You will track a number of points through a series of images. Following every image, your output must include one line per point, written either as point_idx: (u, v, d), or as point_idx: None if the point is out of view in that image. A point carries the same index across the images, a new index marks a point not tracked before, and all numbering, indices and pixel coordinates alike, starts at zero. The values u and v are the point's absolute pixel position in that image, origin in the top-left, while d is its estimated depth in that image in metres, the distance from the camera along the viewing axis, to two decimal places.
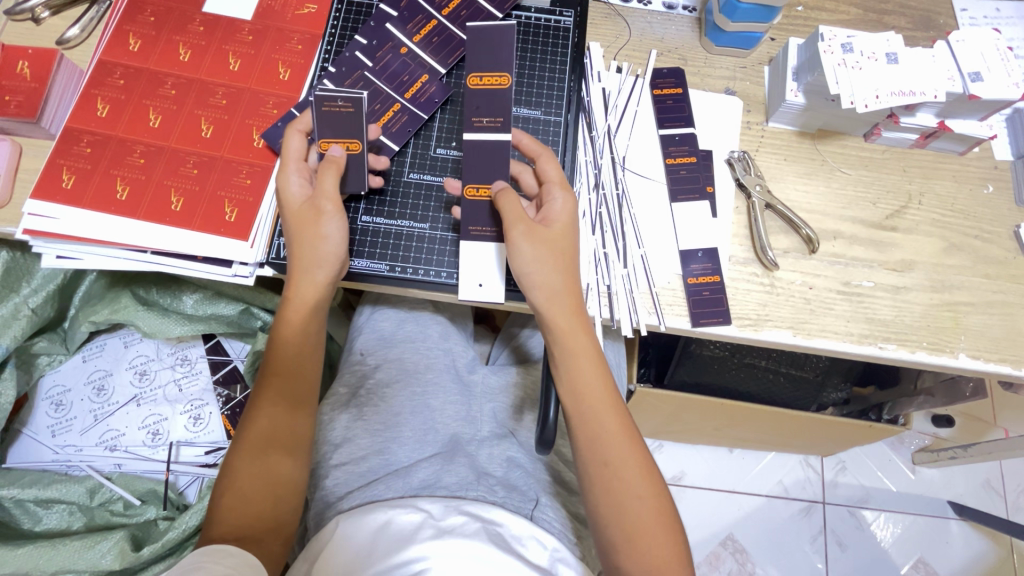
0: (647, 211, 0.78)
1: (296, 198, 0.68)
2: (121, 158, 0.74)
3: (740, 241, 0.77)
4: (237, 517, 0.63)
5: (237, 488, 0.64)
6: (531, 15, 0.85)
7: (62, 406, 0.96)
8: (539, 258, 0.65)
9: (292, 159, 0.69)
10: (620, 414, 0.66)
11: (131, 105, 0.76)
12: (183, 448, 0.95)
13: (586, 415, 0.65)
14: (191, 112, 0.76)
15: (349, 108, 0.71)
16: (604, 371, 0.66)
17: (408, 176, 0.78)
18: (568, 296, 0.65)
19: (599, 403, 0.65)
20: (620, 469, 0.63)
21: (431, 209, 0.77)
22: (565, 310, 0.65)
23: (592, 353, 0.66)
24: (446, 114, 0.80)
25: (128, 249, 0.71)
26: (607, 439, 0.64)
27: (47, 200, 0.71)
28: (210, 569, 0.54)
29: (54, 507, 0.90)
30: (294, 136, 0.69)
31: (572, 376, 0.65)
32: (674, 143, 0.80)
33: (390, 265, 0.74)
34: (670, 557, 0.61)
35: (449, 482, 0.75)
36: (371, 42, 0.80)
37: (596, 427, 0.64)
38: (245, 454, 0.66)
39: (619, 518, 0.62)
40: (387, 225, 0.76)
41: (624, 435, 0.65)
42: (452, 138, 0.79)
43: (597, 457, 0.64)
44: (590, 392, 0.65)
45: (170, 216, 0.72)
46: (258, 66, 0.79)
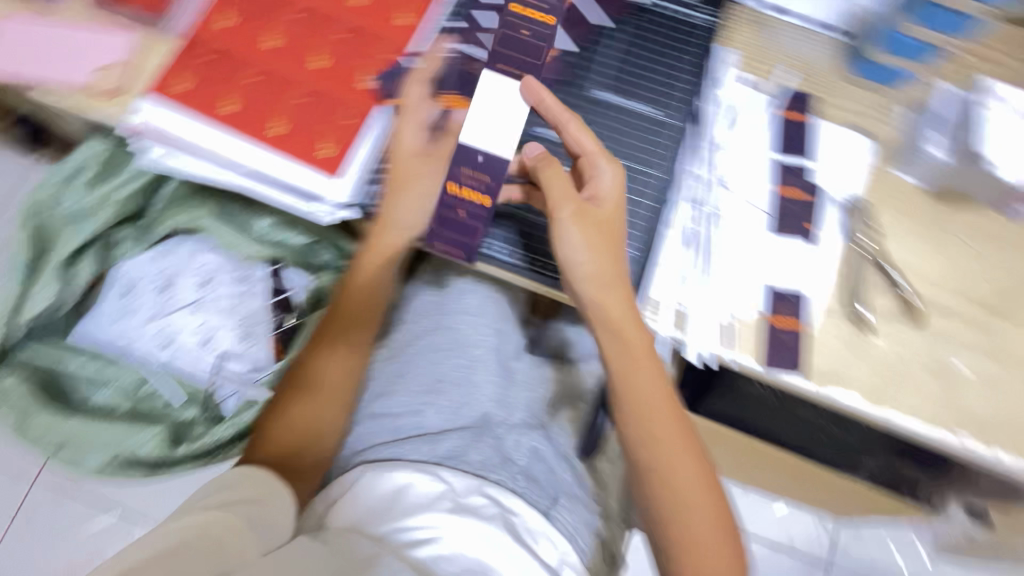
0: (743, 239, 0.73)
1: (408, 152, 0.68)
2: (232, 73, 0.74)
3: (834, 292, 0.71)
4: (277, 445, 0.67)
5: (287, 421, 0.68)
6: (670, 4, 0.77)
7: (128, 294, 0.98)
8: (586, 245, 0.63)
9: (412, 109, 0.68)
10: (674, 415, 0.65)
11: (253, 22, 0.76)
12: (229, 361, 0.98)
13: (641, 418, 0.64)
14: (308, 42, 0.76)
15: (490, 71, 0.71)
16: (659, 375, 0.65)
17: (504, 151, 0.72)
18: (619, 291, 0.64)
19: (654, 406, 0.64)
20: (675, 470, 0.63)
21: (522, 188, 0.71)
22: (623, 311, 0.64)
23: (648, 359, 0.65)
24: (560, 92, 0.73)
25: (221, 164, 0.73)
26: (661, 441, 0.64)
27: (161, 101, 0.73)
28: (238, 493, 0.58)
29: (105, 386, 0.96)
30: (417, 85, 0.68)
31: (622, 380, 0.64)
32: (785, 172, 0.74)
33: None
34: (725, 558, 0.62)
35: (474, 459, 0.75)
36: (501, 1, 0.75)
37: (651, 429, 0.64)
38: (299, 387, 0.70)
39: (674, 519, 0.62)
40: None
41: (679, 438, 0.64)
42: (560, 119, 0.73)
43: (651, 460, 0.63)
44: (645, 397, 0.64)
45: (270, 141, 0.72)
46: (379, 7, 0.77)
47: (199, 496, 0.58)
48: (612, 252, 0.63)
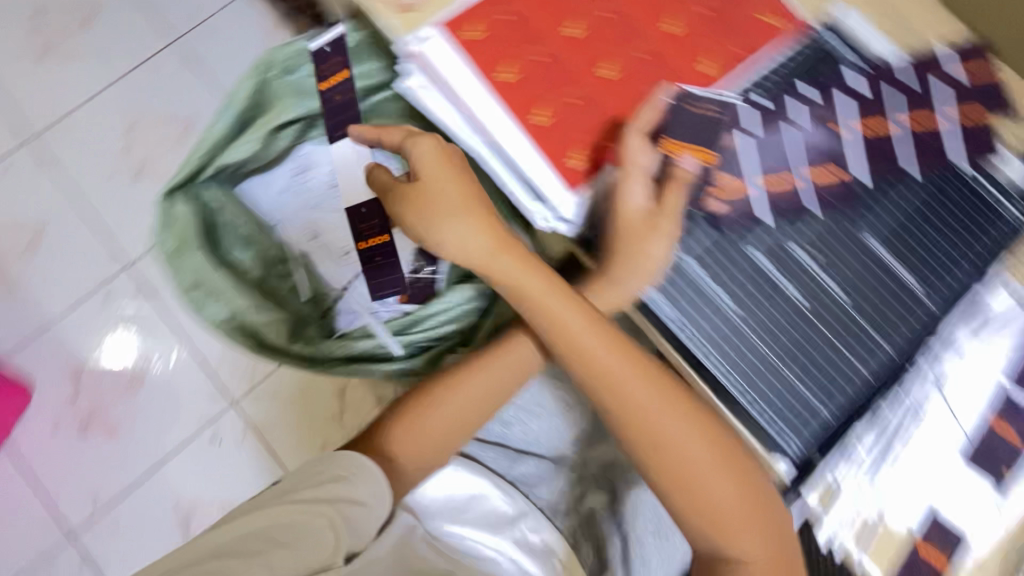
0: (931, 447, 0.67)
1: (635, 208, 0.66)
2: (523, 44, 0.72)
3: (991, 551, 0.65)
4: (405, 439, 0.68)
5: (416, 419, 0.69)
6: (983, 182, 0.68)
7: (302, 174, 0.97)
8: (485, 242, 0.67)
9: (635, 165, 0.66)
10: (709, 442, 0.61)
11: (565, 2, 0.73)
12: (360, 282, 0.97)
13: (667, 453, 0.61)
14: (606, 46, 0.72)
15: (717, 112, 0.68)
16: (618, 346, 0.64)
17: (750, 252, 0.64)
18: (593, 331, 0.64)
19: (680, 433, 0.61)
20: (716, 501, 0.60)
21: (752, 299, 0.63)
22: (617, 348, 0.64)
23: (659, 391, 0.62)
24: (832, 219, 0.65)
25: (475, 126, 0.71)
26: (693, 467, 0.61)
27: (448, 38, 0.72)
28: (337, 475, 0.61)
29: (249, 250, 0.98)
30: (637, 139, 0.66)
31: (628, 405, 0.62)
32: (1014, 411, 0.67)
33: (682, 326, 0.63)
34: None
35: (542, 494, 0.87)
36: (817, 99, 0.68)
37: (682, 459, 0.61)
38: (433, 401, 0.70)
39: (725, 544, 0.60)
40: (699, 279, 0.64)
41: (715, 462, 0.60)
42: (820, 246, 0.64)
43: (688, 490, 0.61)
44: (669, 429, 0.61)
45: (527, 126, 0.70)
46: (694, 43, 0.72)
47: (296, 479, 0.62)
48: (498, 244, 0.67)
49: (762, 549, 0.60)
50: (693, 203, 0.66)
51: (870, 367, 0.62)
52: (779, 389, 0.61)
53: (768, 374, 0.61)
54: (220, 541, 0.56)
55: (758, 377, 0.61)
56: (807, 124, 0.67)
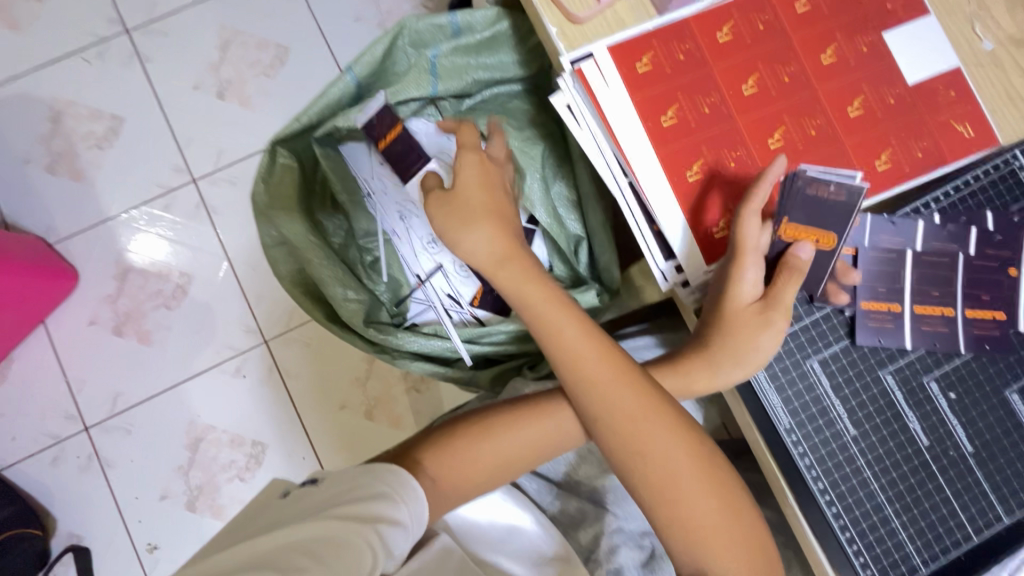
0: None
1: (744, 300, 0.58)
2: (691, 89, 0.67)
3: None
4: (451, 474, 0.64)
5: (463, 458, 0.65)
6: None
7: None
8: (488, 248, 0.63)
9: (750, 253, 0.58)
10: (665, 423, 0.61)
11: (747, 53, 0.67)
12: (437, 276, 0.94)
13: (654, 472, 0.60)
14: (780, 112, 0.66)
15: (841, 196, 0.57)
16: (608, 355, 0.62)
17: (883, 375, 0.60)
18: (595, 348, 0.62)
19: (663, 442, 0.60)
20: (702, 519, 0.59)
21: (871, 425, 0.60)
22: (615, 359, 0.62)
23: (641, 399, 0.61)
24: (979, 363, 0.60)
25: (621, 165, 0.67)
26: (678, 481, 0.60)
27: (614, 63, 0.67)
28: (383, 497, 0.57)
29: (338, 217, 0.97)
30: (754, 225, 0.57)
31: (612, 415, 0.61)
32: None
33: (792, 432, 0.59)
34: None
35: (580, 538, 0.82)
36: (996, 234, 0.61)
37: (666, 475, 0.60)
38: (486, 439, 0.66)
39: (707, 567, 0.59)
40: (822, 390, 0.60)
41: (698, 471, 0.60)
42: (958, 387, 0.60)
43: (674, 511, 0.60)
44: (653, 442, 0.60)
45: (675, 180, 0.66)
46: (873, 132, 0.66)
47: (337, 489, 0.58)
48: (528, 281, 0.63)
49: (744, 564, 0.59)
50: (813, 289, 0.60)
51: (977, 524, 0.58)
52: (877, 525, 0.58)
53: (868, 504, 0.59)
54: (257, 548, 0.53)
55: (860, 510, 0.59)
56: (975, 256, 0.61)
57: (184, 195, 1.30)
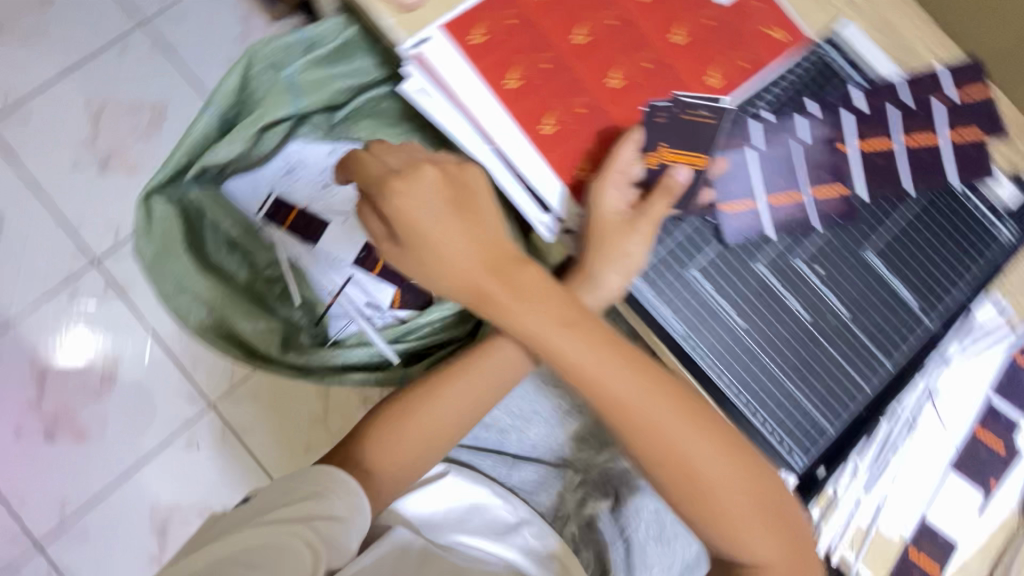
0: (924, 460, 0.69)
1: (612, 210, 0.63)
2: (527, 49, 0.70)
3: (978, 557, 0.68)
4: (379, 451, 0.65)
5: (385, 442, 0.65)
6: (983, 200, 0.69)
7: (291, 175, 0.99)
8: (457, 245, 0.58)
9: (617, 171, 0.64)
10: (697, 427, 0.54)
11: (570, 5, 0.71)
12: (350, 289, 0.96)
13: (689, 481, 0.54)
14: (613, 52, 0.71)
15: (711, 118, 0.66)
16: (635, 367, 0.54)
17: (755, 267, 0.65)
18: (598, 349, 0.54)
19: (694, 447, 0.54)
20: (743, 522, 0.54)
21: (756, 312, 0.64)
22: (623, 359, 0.54)
23: (667, 406, 0.54)
24: (833, 234, 0.66)
25: (480, 132, 0.69)
26: (715, 486, 0.54)
27: (450, 43, 0.70)
28: (322, 508, 0.57)
29: (236, 254, 0.94)
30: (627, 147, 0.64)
31: (635, 426, 0.54)
32: (992, 418, 0.70)
33: (685, 333, 0.63)
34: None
35: (541, 501, 0.84)
36: (820, 117, 0.68)
37: (701, 482, 0.54)
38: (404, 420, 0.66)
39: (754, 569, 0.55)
40: (705, 294, 0.64)
41: (737, 471, 0.55)
42: (821, 260, 0.66)
43: (714, 519, 0.54)
44: (684, 449, 0.54)
45: (532, 136, 0.69)
46: (699, 53, 0.71)
47: (272, 498, 0.58)
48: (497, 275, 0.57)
49: (791, 560, 0.55)
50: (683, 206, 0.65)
51: (871, 379, 0.64)
52: (784, 402, 0.63)
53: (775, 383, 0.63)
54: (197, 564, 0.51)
55: (767, 393, 0.63)
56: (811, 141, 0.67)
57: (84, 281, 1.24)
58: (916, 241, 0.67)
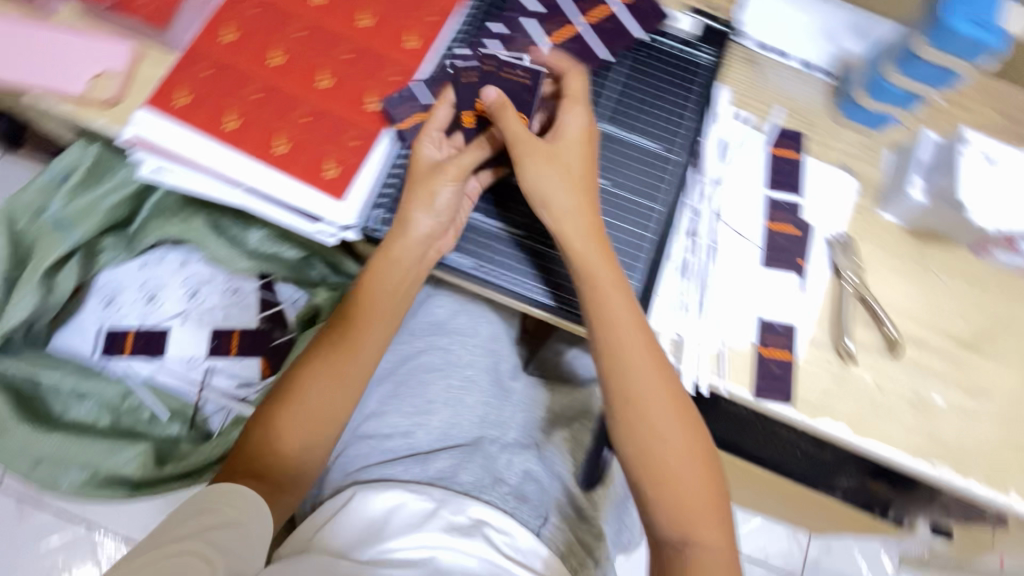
0: (736, 270, 0.76)
1: (427, 159, 0.71)
2: (235, 88, 0.73)
3: (822, 325, 0.75)
4: (269, 439, 0.67)
5: (260, 436, 0.67)
6: (669, 44, 0.81)
7: (112, 303, 0.97)
8: (544, 173, 0.67)
9: (433, 125, 0.71)
10: (659, 365, 0.64)
11: (257, 36, 0.75)
12: (215, 376, 0.96)
13: (626, 393, 0.63)
14: (314, 59, 0.75)
15: (525, 78, 0.73)
16: (604, 263, 0.66)
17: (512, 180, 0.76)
18: (583, 245, 0.66)
19: (646, 372, 0.63)
20: (668, 455, 0.61)
21: (522, 214, 0.75)
22: (602, 278, 0.65)
23: (636, 332, 0.64)
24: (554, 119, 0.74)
25: (225, 181, 0.71)
26: (653, 413, 0.62)
27: (159, 113, 0.71)
28: (208, 515, 0.58)
29: (86, 401, 0.93)
30: (444, 107, 0.72)
31: (608, 331, 0.64)
32: (778, 208, 0.78)
33: (474, 263, 0.73)
34: (715, 546, 0.58)
35: (465, 480, 0.79)
36: (507, 33, 0.77)
37: (638, 399, 0.63)
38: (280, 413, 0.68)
39: (672, 502, 0.60)
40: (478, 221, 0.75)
41: (678, 412, 0.63)
42: None
43: (641, 440, 0.62)
44: (634, 367, 0.63)
45: (271, 160, 0.72)
46: (388, 28, 0.77)
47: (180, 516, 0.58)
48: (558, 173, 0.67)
49: (704, 500, 0.60)
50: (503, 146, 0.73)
51: (647, 226, 0.74)
52: None
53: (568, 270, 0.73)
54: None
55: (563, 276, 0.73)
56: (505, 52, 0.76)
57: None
58: (629, 102, 0.78)
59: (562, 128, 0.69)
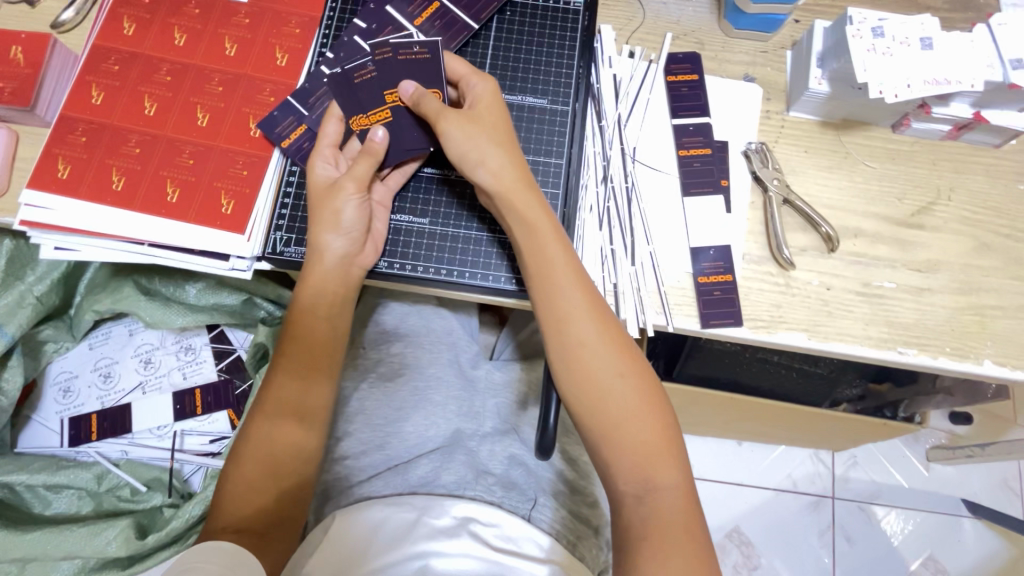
0: (658, 206, 0.74)
1: (322, 179, 0.68)
2: (115, 148, 0.72)
3: (754, 239, 0.73)
4: (240, 493, 0.64)
5: (242, 476, 0.65)
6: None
7: (70, 392, 0.97)
8: (472, 139, 0.64)
9: (325, 143, 0.69)
10: (600, 315, 0.61)
11: (126, 92, 0.74)
12: (187, 437, 0.95)
13: (570, 350, 0.60)
14: (187, 99, 0.74)
15: (425, 54, 0.67)
16: (538, 218, 0.63)
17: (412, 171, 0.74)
18: (513, 207, 0.63)
19: (587, 325, 0.60)
20: (619, 407, 0.59)
21: (432, 203, 0.74)
22: (530, 237, 0.63)
23: (571, 285, 0.61)
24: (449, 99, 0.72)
25: (124, 241, 0.70)
26: (598, 367, 0.60)
27: (43, 190, 0.70)
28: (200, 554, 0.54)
29: (64, 492, 0.91)
30: (331, 121, 0.69)
31: (547, 287, 0.61)
32: (687, 134, 0.76)
33: (388, 262, 0.72)
34: (674, 487, 0.57)
35: (447, 481, 0.74)
36: (371, 26, 0.76)
37: (583, 353, 0.60)
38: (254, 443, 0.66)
39: (629, 452, 0.58)
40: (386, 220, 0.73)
41: (626, 360, 0.60)
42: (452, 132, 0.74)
43: (590, 394, 0.59)
44: (574, 321, 0.60)
45: (167, 209, 0.70)
46: (255, 51, 0.76)
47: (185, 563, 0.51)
48: (484, 137, 0.64)
49: (659, 442, 0.58)
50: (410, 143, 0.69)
51: (553, 183, 0.75)
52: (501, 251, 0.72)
53: (483, 247, 0.72)
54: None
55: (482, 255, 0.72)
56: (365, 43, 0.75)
57: None
58: (511, 67, 0.78)
59: (475, 97, 0.66)
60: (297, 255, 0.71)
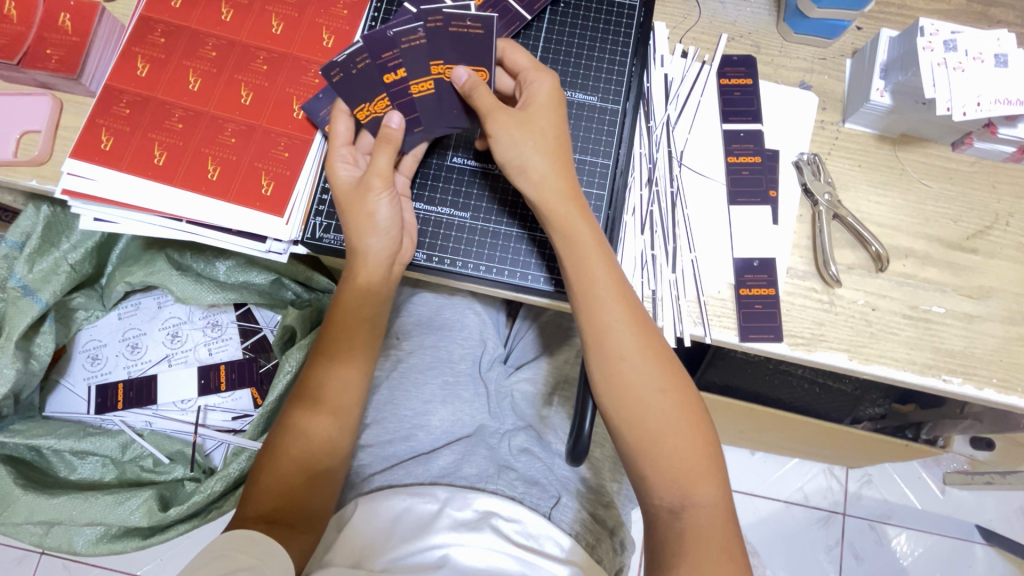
0: (703, 213, 0.72)
1: (345, 182, 0.66)
2: (158, 122, 0.72)
3: (800, 253, 0.71)
4: (275, 483, 0.64)
5: (274, 470, 0.65)
6: None
7: (97, 359, 0.98)
8: (522, 143, 0.62)
9: (339, 143, 0.67)
10: (641, 327, 0.60)
11: (172, 65, 0.73)
12: (210, 413, 0.96)
13: (611, 361, 0.59)
14: (231, 77, 0.73)
15: (479, 29, 0.63)
16: (582, 224, 0.62)
17: (450, 160, 0.73)
18: (557, 211, 0.62)
19: (628, 337, 0.59)
20: (659, 422, 0.58)
21: (474, 197, 0.72)
22: (577, 241, 0.61)
23: (614, 294, 0.60)
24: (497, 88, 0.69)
25: (163, 216, 0.70)
26: (638, 380, 0.58)
27: (85, 160, 0.70)
28: (238, 558, 0.53)
29: (88, 458, 0.93)
30: (342, 118, 0.67)
31: (590, 294, 0.60)
32: (738, 140, 0.74)
33: (426, 254, 0.71)
34: (712, 504, 0.56)
35: (469, 473, 0.73)
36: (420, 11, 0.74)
37: (624, 366, 0.59)
38: (288, 434, 0.67)
39: (667, 469, 0.57)
40: (426, 212, 0.72)
41: (666, 374, 0.59)
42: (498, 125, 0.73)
43: (630, 409, 0.58)
44: (615, 332, 0.59)
45: (206, 186, 0.69)
46: (301, 31, 0.74)
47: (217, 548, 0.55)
48: (532, 136, 0.62)
49: (698, 458, 0.57)
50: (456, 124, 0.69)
51: (598, 185, 0.73)
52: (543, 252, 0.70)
53: (522, 246, 0.71)
54: None
55: (523, 253, 0.71)
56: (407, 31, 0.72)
57: (45, 566, 1.22)
58: (561, 59, 0.76)
59: (533, 93, 0.64)
60: (336, 242, 0.70)
